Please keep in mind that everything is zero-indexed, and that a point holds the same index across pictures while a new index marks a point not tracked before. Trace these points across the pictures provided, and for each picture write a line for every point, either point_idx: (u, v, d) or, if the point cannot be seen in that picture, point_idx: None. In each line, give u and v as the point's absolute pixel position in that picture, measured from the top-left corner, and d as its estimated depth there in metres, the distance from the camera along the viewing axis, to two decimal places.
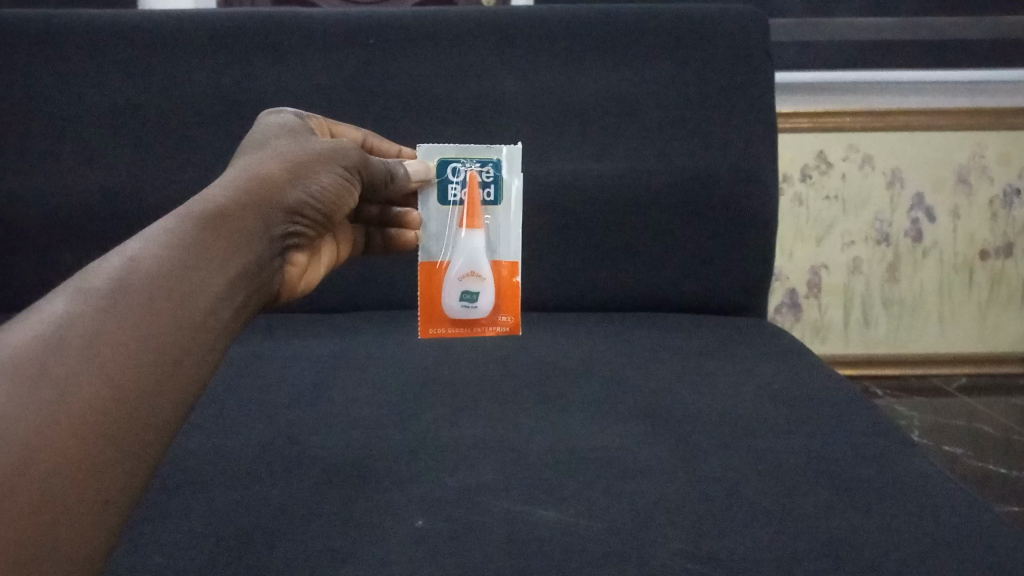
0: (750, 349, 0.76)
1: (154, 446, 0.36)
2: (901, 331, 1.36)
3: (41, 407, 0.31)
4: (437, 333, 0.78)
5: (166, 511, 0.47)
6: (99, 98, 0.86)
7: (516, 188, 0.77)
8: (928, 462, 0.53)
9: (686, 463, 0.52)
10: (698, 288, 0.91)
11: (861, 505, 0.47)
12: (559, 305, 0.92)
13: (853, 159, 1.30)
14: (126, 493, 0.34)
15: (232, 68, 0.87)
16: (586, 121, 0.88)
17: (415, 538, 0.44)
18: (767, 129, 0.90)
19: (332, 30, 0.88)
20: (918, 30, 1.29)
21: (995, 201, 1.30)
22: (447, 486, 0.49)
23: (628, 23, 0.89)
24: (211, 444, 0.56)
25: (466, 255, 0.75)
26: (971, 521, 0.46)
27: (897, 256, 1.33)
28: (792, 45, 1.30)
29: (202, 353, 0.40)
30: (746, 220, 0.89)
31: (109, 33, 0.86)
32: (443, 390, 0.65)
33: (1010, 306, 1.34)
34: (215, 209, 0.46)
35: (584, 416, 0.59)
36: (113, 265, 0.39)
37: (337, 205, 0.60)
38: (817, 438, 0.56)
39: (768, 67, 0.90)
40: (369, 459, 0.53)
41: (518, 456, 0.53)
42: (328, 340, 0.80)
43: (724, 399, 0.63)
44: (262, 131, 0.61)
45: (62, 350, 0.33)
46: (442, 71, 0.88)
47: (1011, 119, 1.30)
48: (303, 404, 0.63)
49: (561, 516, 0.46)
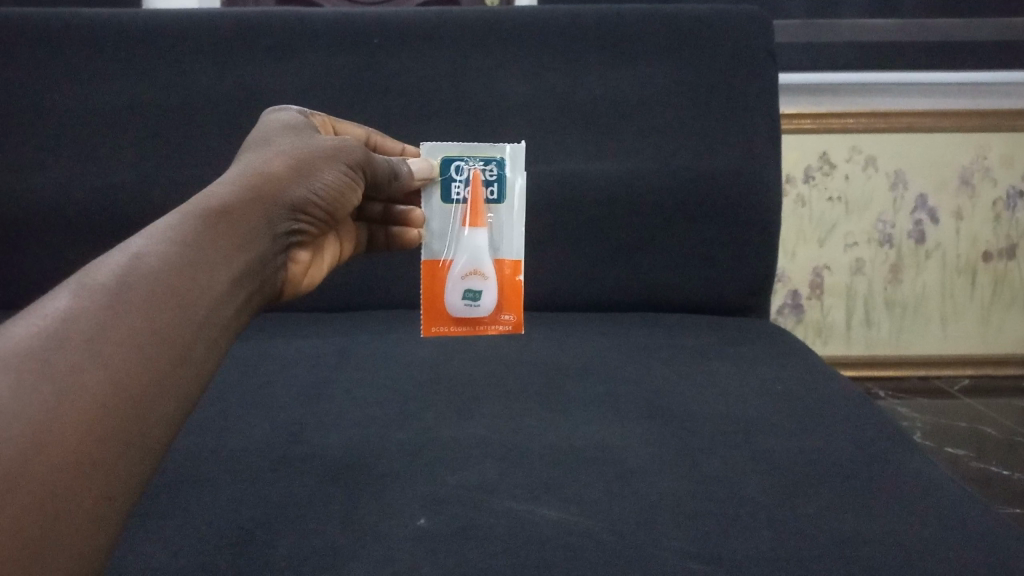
0: (753, 350, 0.76)
1: (155, 442, 0.36)
2: (903, 333, 1.35)
3: (43, 403, 0.31)
4: (440, 332, 0.78)
5: (168, 508, 0.47)
6: (102, 96, 0.86)
7: (519, 187, 0.77)
8: (930, 463, 0.53)
9: (688, 463, 0.52)
10: (700, 288, 0.90)
11: (863, 505, 0.47)
12: (561, 305, 0.92)
13: (856, 160, 1.30)
14: (127, 490, 0.34)
15: (236, 66, 0.87)
16: (588, 121, 0.88)
17: (418, 537, 0.44)
18: (769, 129, 0.90)
19: (335, 30, 0.88)
20: (921, 31, 1.29)
21: (998, 203, 1.30)
22: (449, 485, 0.49)
23: (632, 23, 0.89)
24: (213, 441, 0.56)
25: (469, 254, 0.75)
26: (973, 522, 0.46)
27: (900, 257, 1.33)
28: (795, 46, 1.30)
29: (204, 350, 0.40)
30: (749, 220, 0.89)
31: (112, 31, 0.86)
32: (445, 389, 0.65)
33: (1013, 308, 1.34)
34: (218, 206, 0.46)
35: (585, 416, 0.59)
36: (116, 262, 0.39)
37: (340, 203, 0.60)
38: (818, 438, 0.56)
39: (772, 68, 0.90)
40: (370, 458, 0.53)
41: (519, 455, 0.53)
42: (329, 338, 0.80)
43: (726, 399, 0.63)
44: (266, 129, 0.61)
45: (65, 346, 0.33)
46: (445, 71, 0.88)
47: (1015, 121, 1.29)
48: (304, 402, 0.63)
49: (562, 515, 0.46)
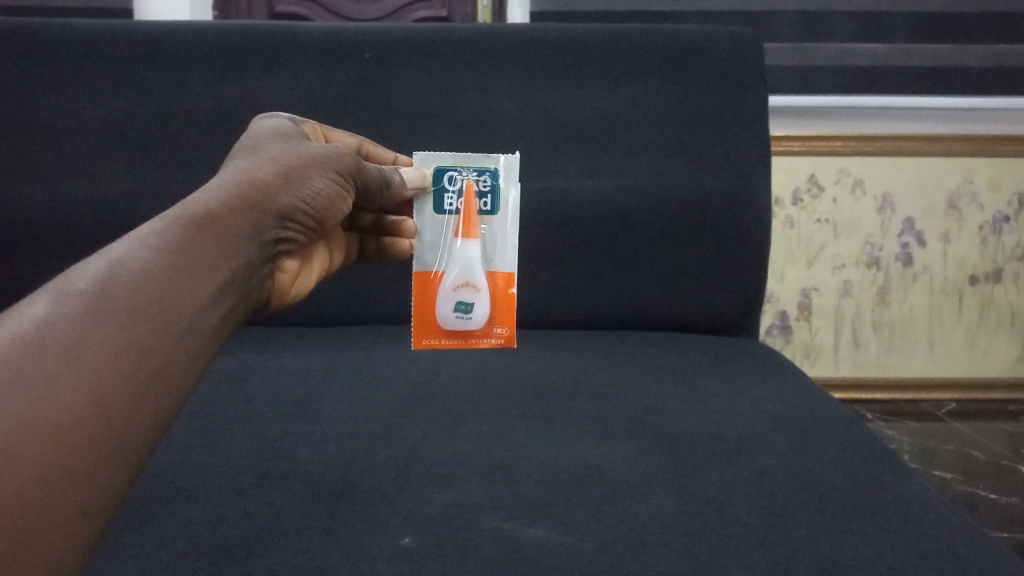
0: (742, 370, 0.76)
1: (135, 454, 0.35)
2: (891, 355, 1.36)
3: (19, 411, 0.31)
4: (431, 345, 0.78)
5: (145, 524, 0.46)
6: (94, 104, 0.86)
7: (513, 198, 0.78)
8: (919, 485, 0.53)
9: (678, 484, 0.52)
10: (690, 307, 0.90)
11: (851, 526, 0.47)
12: (553, 321, 0.91)
13: (845, 183, 1.31)
14: (106, 502, 0.33)
15: (227, 78, 0.87)
16: (580, 137, 0.89)
17: (400, 556, 0.43)
18: (759, 148, 0.90)
19: (330, 43, 0.88)
20: (909, 57, 1.32)
21: (985, 227, 1.31)
22: (435, 502, 0.49)
23: (626, 42, 0.89)
24: (195, 456, 0.55)
25: (462, 265, 0.75)
26: (963, 546, 0.45)
27: (887, 279, 1.33)
28: (785, 69, 1.32)
29: (188, 360, 0.40)
30: (741, 240, 0.89)
31: (105, 40, 0.86)
32: (433, 405, 0.64)
33: (999, 332, 1.34)
34: (203, 212, 0.46)
35: (575, 434, 0.59)
36: (97, 268, 0.38)
37: (329, 212, 0.60)
38: (808, 459, 0.55)
39: (762, 88, 0.91)
40: (356, 474, 0.52)
41: (508, 472, 0.53)
42: (315, 351, 0.79)
43: (716, 419, 0.62)
44: (257, 135, 0.61)
45: (42, 355, 0.33)
46: (439, 86, 0.88)
47: (1003, 146, 1.30)
48: (289, 416, 0.62)
49: (550, 535, 0.45)
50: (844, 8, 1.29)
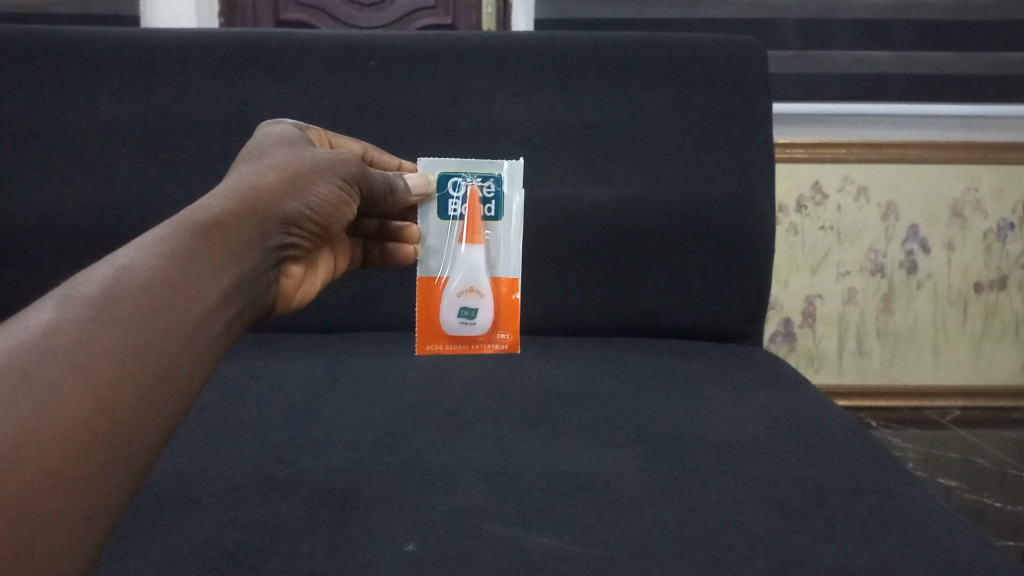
0: (745, 377, 0.76)
1: (140, 459, 0.35)
2: (896, 362, 1.35)
3: (25, 416, 0.31)
4: (435, 350, 0.79)
5: (149, 532, 0.46)
6: (101, 112, 0.86)
7: (516, 204, 0.79)
8: (922, 493, 0.53)
9: (682, 491, 0.51)
10: (692, 314, 0.90)
11: (856, 535, 0.47)
12: (556, 328, 0.91)
13: (848, 190, 1.31)
14: (110, 509, 0.33)
15: (232, 86, 0.87)
16: (584, 145, 0.89)
17: (404, 564, 0.43)
18: (762, 155, 0.90)
19: (335, 51, 0.89)
20: (911, 65, 1.32)
21: (990, 234, 1.31)
22: (439, 509, 0.48)
23: (629, 49, 0.89)
24: (197, 463, 0.55)
25: (466, 271, 0.76)
26: (968, 556, 0.45)
27: (891, 286, 1.33)
28: (789, 76, 1.33)
29: (194, 364, 0.40)
30: (744, 247, 0.89)
31: (113, 48, 0.87)
32: (436, 412, 0.64)
33: (1004, 340, 1.34)
34: (208, 218, 0.46)
35: (579, 441, 0.59)
36: (104, 274, 0.39)
37: (333, 218, 0.60)
38: (813, 468, 0.55)
39: (765, 96, 0.91)
40: (359, 482, 0.52)
41: (511, 480, 0.52)
42: (318, 357, 0.79)
43: (719, 427, 0.62)
44: (262, 140, 0.61)
45: (47, 359, 0.33)
46: (443, 94, 0.89)
47: (1006, 154, 1.30)
48: (293, 423, 0.62)
49: (559, 543, 0.45)
50: (849, 16, 1.30)
